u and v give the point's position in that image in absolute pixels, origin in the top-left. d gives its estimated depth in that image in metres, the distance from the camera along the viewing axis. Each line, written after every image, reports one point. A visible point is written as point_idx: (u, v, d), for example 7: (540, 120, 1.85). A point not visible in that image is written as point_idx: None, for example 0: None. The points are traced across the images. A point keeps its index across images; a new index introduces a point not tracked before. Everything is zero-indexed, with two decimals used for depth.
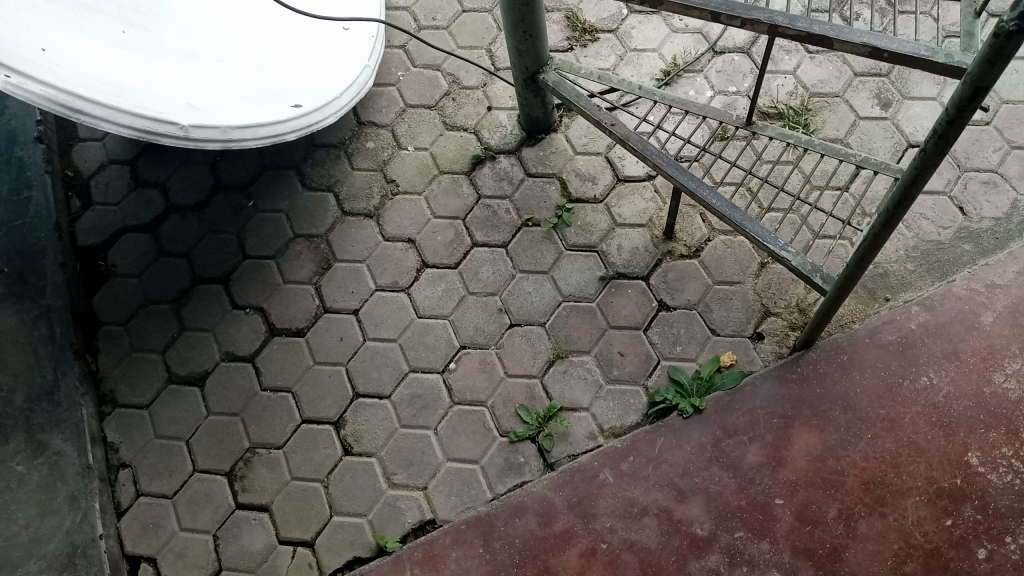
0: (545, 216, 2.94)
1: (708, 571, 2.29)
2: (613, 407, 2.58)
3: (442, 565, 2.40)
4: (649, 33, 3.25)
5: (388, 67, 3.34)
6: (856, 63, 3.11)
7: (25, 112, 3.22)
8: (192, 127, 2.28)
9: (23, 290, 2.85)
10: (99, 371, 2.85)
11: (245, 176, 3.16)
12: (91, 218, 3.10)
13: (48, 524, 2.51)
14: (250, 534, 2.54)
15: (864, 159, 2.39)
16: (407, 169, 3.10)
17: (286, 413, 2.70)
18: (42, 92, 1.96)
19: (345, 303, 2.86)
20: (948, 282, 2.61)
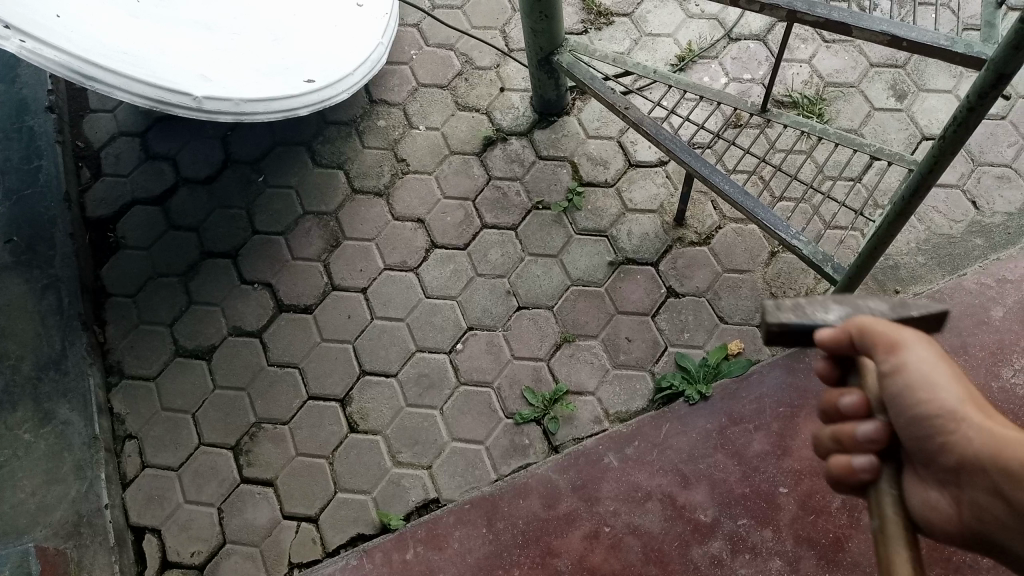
0: (555, 199, 2.93)
1: (710, 557, 2.29)
2: (619, 392, 2.58)
3: (445, 543, 2.40)
4: (665, 18, 3.23)
5: (401, 45, 3.33)
6: (872, 53, 3.09)
7: (36, 80, 3.20)
8: (205, 98, 2.27)
9: (32, 259, 2.85)
10: (107, 343, 2.85)
11: (255, 152, 3.15)
12: (100, 189, 3.09)
13: (54, 493, 2.51)
14: (254, 508, 2.55)
15: (878, 150, 2.34)
16: (418, 148, 3.09)
17: (292, 389, 2.71)
18: (56, 58, 1.95)
19: (354, 281, 2.86)
20: (958, 276, 2.61)
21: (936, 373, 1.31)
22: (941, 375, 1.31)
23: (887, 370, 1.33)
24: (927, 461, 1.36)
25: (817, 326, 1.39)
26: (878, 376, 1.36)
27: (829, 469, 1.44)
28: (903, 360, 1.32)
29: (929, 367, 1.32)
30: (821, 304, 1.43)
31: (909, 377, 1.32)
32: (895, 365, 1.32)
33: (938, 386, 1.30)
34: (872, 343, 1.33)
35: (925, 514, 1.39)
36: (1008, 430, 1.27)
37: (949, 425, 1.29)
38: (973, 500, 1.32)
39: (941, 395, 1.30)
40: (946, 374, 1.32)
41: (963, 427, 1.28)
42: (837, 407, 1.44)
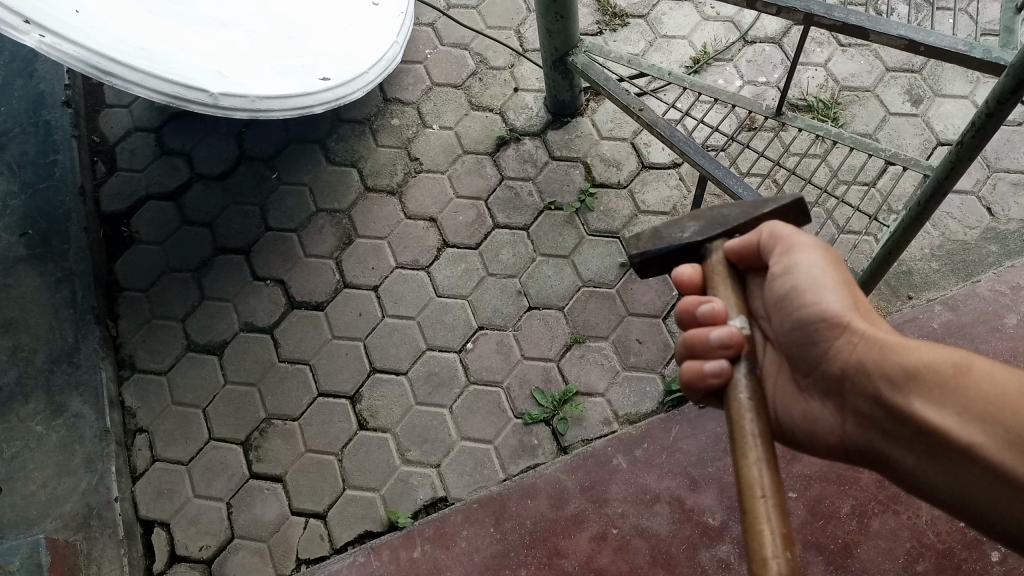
0: (568, 200, 2.93)
1: (718, 561, 2.28)
2: (629, 394, 2.58)
3: (452, 542, 2.40)
4: (680, 20, 3.22)
5: (416, 44, 3.33)
6: (889, 58, 3.08)
7: (53, 75, 3.23)
8: (221, 95, 2.28)
9: (47, 252, 2.87)
10: (119, 336, 2.86)
11: (270, 149, 3.16)
12: (115, 184, 3.11)
13: (64, 485, 2.52)
14: (263, 504, 2.56)
15: (894, 155, 2.32)
16: (431, 147, 3.10)
17: (302, 386, 2.72)
18: (75, 53, 1.96)
19: (365, 279, 2.87)
20: (972, 282, 2.59)
21: (823, 278, 1.54)
22: (832, 282, 1.54)
23: (780, 276, 1.57)
24: (813, 362, 1.60)
25: (675, 245, 1.70)
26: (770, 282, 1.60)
27: (682, 373, 1.57)
28: (792, 263, 1.56)
29: (817, 273, 1.55)
30: (678, 226, 1.73)
31: (799, 282, 1.55)
32: (784, 266, 1.56)
33: (824, 291, 1.53)
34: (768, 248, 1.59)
35: (811, 416, 1.68)
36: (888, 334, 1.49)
37: (840, 327, 1.50)
38: (852, 402, 1.56)
39: (828, 300, 1.52)
40: (835, 283, 1.54)
41: (846, 328, 1.50)
42: (695, 313, 1.59)
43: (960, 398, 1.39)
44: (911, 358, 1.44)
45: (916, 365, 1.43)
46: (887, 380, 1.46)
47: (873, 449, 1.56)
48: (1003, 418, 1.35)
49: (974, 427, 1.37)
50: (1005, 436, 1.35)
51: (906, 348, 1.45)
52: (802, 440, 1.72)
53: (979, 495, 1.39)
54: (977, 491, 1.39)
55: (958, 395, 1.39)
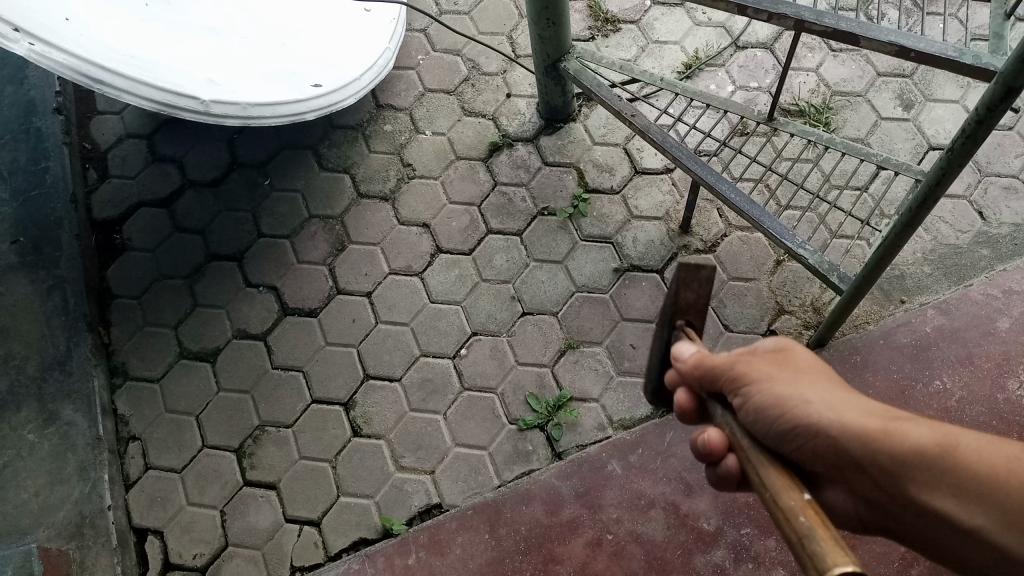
0: (561, 206, 2.93)
1: (713, 566, 2.29)
2: (623, 399, 2.58)
3: (447, 549, 2.40)
4: (672, 25, 3.23)
5: (408, 50, 3.33)
6: (879, 63, 3.09)
7: (44, 82, 3.21)
8: (212, 102, 2.27)
9: (38, 260, 2.86)
10: (111, 344, 2.85)
11: (262, 155, 3.15)
12: (107, 190, 3.10)
13: (57, 494, 2.51)
14: (257, 512, 2.55)
15: (885, 160, 2.33)
16: (424, 153, 3.09)
17: (296, 393, 2.71)
18: (66, 61, 1.95)
19: (358, 285, 2.86)
20: (964, 286, 2.60)
21: (795, 382, 1.45)
22: (798, 392, 1.43)
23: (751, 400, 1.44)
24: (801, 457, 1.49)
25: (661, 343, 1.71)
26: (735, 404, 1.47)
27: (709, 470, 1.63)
28: (755, 377, 1.45)
29: (786, 383, 1.44)
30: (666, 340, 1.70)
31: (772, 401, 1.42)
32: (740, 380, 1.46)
33: (803, 401, 1.42)
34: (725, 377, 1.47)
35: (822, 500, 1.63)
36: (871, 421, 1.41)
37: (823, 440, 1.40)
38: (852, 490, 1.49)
39: (805, 411, 1.41)
40: (810, 387, 1.44)
41: (836, 437, 1.39)
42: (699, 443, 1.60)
43: (953, 480, 1.38)
44: (903, 450, 1.38)
45: (912, 460, 1.38)
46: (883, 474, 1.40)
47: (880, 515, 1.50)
48: (999, 495, 1.36)
49: (970, 502, 1.38)
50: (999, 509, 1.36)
51: (896, 442, 1.38)
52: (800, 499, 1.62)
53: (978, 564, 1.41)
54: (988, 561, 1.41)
55: (950, 478, 1.38)
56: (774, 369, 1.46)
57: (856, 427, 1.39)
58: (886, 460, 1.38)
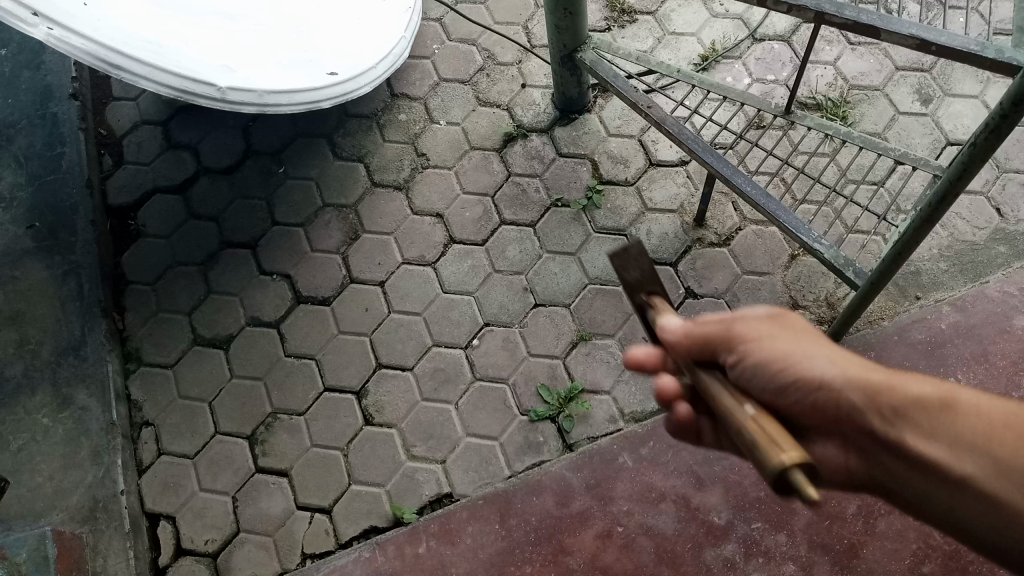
0: (575, 197, 2.93)
1: (723, 560, 2.29)
2: (635, 391, 2.58)
3: (458, 539, 2.41)
4: (689, 16, 3.21)
5: (423, 39, 3.32)
6: (898, 57, 3.06)
7: (61, 67, 3.22)
8: (228, 89, 2.27)
9: (54, 245, 2.87)
10: (125, 330, 2.87)
11: (277, 143, 3.15)
12: (122, 177, 3.11)
13: (71, 478, 2.53)
14: (269, 498, 2.56)
15: (903, 154, 2.31)
16: (438, 143, 3.09)
17: (308, 381, 2.72)
18: (83, 46, 1.96)
19: (371, 274, 2.87)
20: (980, 283, 2.59)
21: (790, 339, 1.46)
22: (792, 348, 1.45)
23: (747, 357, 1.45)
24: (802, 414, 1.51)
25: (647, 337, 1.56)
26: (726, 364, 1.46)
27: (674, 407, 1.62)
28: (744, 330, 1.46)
29: (783, 341, 1.46)
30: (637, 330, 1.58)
31: (769, 353, 1.44)
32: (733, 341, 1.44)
33: (802, 357, 1.43)
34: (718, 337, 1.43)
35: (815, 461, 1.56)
36: (869, 373, 1.41)
37: (818, 390, 1.42)
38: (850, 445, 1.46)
39: (803, 366, 1.43)
40: (809, 345, 1.46)
41: (830, 386, 1.41)
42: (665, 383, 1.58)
43: (953, 433, 1.33)
44: (900, 402, 1.37)
45: (912, 409, 1.36)
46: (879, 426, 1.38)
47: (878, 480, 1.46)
48: (994, 448, 1.30)
49: (970, 459, 1.31)
50: (1001, 464, 1.29)
51: (894, 394, 1.38)
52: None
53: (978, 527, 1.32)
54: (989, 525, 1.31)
55: (950, 430, 1.34)
56: (769, 327, 1.48)
57: (851, 380, 1.40)
58: (884, 412, 1.37)
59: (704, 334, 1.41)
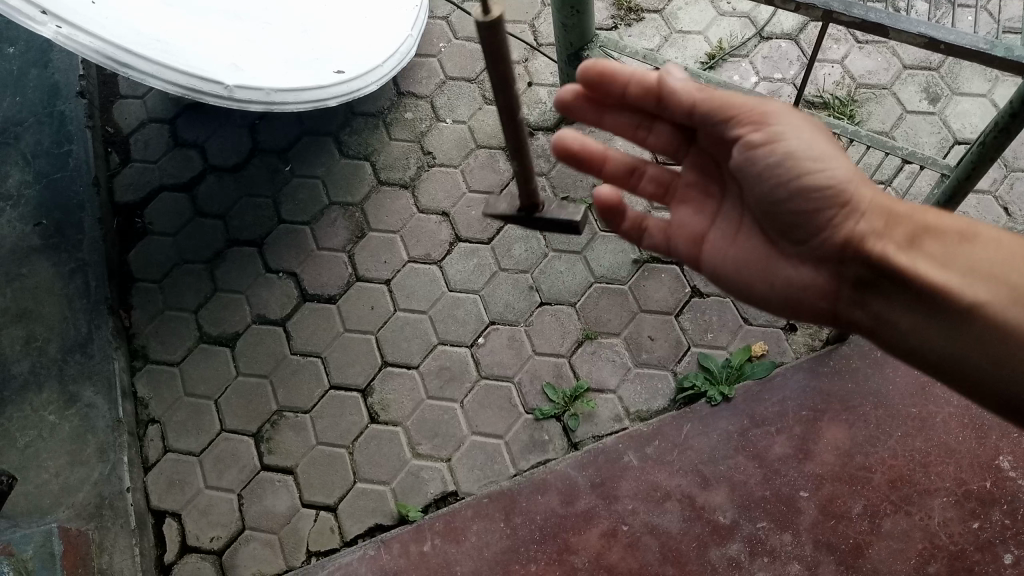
0: (581, 196, 2.92)
1: (728, 559, 2.29)
2: (641, 390, 2.57)
3: (463, 537, 2.41)
4: (695, 15, 3.21)
5: (430, 38, 3.32)
6: (906, 55, 3.05)
7: (68, 65, 3.23)
8: (236, 87, 2.27)
9: (61, 242, 2.88)
10: (132, 327, 2.87)
11: (283, 141, 3.16)
12: (129, 175, 3.12)
13: (77, 474, 2.53)
14: (274, 496, 2.57)
15: (911, 154, 2.29)
16: (444, 141, 3.09)
17: (314, 379, 2.72)
18: (91, 44, 1.96)
19: (377, 273, 2.87)
20: None
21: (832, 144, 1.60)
22: (835, 148, 1.59)
23: (774, 138, 1.56)
24: (807, 236, 1.61)
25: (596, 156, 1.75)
26: (744, 144, 1.59)
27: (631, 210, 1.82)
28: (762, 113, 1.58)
29: (815, 137, 1.58)
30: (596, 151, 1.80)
31: (796, 143, 1.56)
32: (762, 135, 1.56)
33: (829, 158, 1.56)
34: (740, 116, 1.59)
35: (793, 281, 1.67)
36: (891, 201, 1.58)
37: (850, 194, 1.56)
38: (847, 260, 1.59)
39: (834, 164, 1.56)
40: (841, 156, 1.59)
41: (857, 194, 1.56)
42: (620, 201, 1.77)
43: (966, 255, 1.51)
44: (925, 225, 1.56)
45: (940, 231, 1.55)
46: (903, 237, 1.55)
47: (869, 315, 1.60)
48: (1006, 276, 1.47)
49: (984, 285, 1.47)
50: (1004, 288, 1.46)
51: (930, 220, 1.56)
52: (784, 308, 1.71)
53: (967, 354, 1.48)
54: (976, 352, 1.47)
55: (965, 257, 1.50)
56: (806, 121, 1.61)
57: (876, 195, 1.57)
58: (906, 231, 1.56)
59: (726, 98, 1.60)
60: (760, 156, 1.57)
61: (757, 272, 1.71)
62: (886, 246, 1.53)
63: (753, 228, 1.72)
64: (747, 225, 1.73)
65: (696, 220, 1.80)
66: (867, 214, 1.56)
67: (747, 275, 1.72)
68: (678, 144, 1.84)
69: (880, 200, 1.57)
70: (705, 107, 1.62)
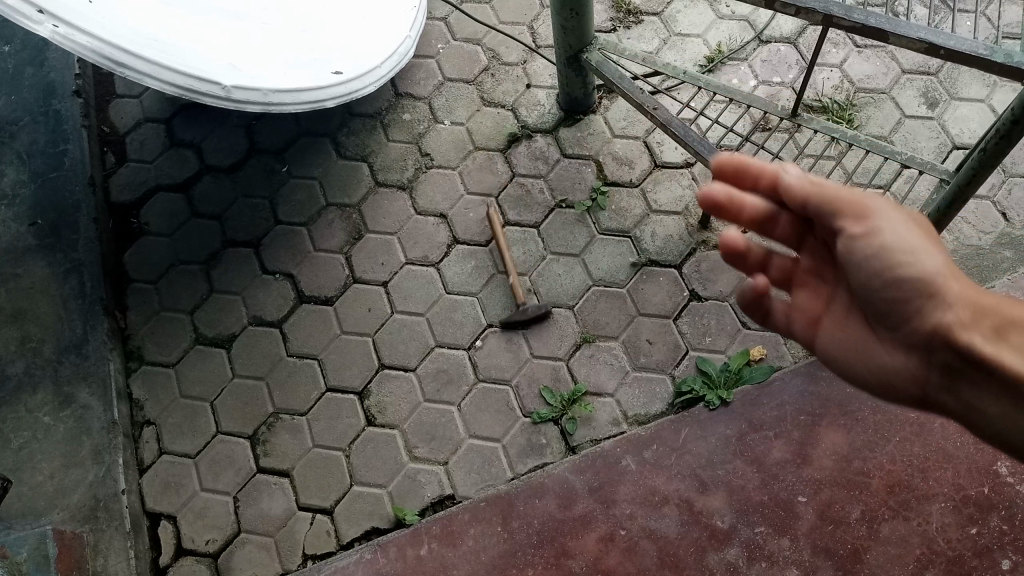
0: (580, 199, 2.92)
1: (726, 564, 2.28)
2: (639, 394, 2.57)
3: (460, 541, 2.40)
4: (695, 17, 3.20)
5: (428, 38, 3.31)
6: (904, 60, 3.05)
7: (64, 64, 3.21)
8: (234, 87, 2.26)
9: (56, 242, 2.86)
10: (127, 328, 2.86)
11: (280, 142, 3.14)
12: (125, 175, 3.10)
13: (71, 477, 2.52)
14: (270, 498, 2.55)
15: (910, 158, 2.29)
16: (442, 143, 3.08)
17: (310, 381, 2.71)
18: (89, 44, 1.95)
19: (375, 275, 2.86)
20: (986, 288, 2.58)
21: (928, 235, 1.43)
22: (925, 241, 1.41)
23: (872, 233, 1.40)
24: (898, 322, 1.46)
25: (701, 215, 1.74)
26: (843, 236, 1.44)
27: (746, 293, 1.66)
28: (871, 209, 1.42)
29: (911, 233, 1.41)
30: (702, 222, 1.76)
31: (892, 237, 1.40)
32: (859, 229, 1.41)
33: (921, 250, 1.40)
34: (844, 209, 1.43)
35: (881, 369, 1.51)
36: (981, 294, 1.43)
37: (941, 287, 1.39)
38: (936, 352, 1.42)
39: (929, 257, 1.40)
40: (938, 247, 1.43)
41: (949, 288, 1.39)
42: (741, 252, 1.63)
43: None
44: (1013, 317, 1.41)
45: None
46: (990, 325, 1.40)
47: (961, 404, 1.44)
48: None
49: None
50: None
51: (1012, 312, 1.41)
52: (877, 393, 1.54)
53: None
54: None
55: None
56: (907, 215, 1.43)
57: (963, 285, 1.41)
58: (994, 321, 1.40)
59: (829, 192, 1.43)
60: (857, 251, 1.42)
61: (844, 359, 1.57)
62: (979, 341, 1.37)
63: (854, 318, 1.56)
64: (852, 315, 1.56)
65: (809, 307, 1.64)
66: (957, 305, 1.39)
67: (841, 359, 1.58)
68: (799, 234, 1.64)
69: (969, 293, 1.40)
70: (812, 204, 1.46)
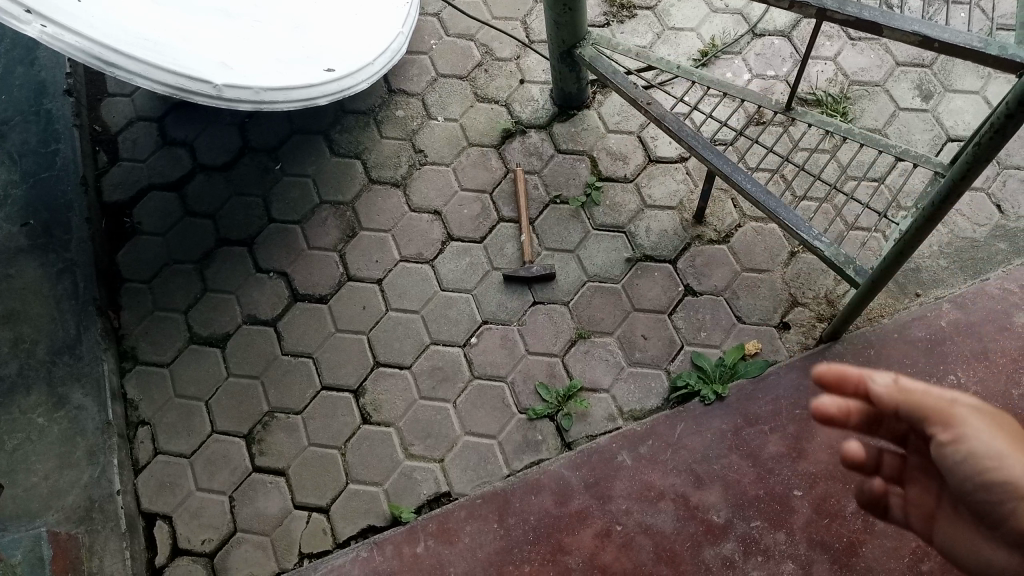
0: (574, 194, 2.91)
1: (722, 559, 2.28)
2: (634, 390, 2.57)
3: (456, 538, 2.39)
4: (688, 11, 3.19)
5: (421, 34, 3.30)
6: (899, 52, 3.04)
7: (55, 63, 3.20)
8: (225, 86, 2.25)
9: (48, 243, 2.85)
10: (121, 328, 2.85)
11: (273, 139, 3.13)
12: (117, 174, 3.09)
13: (66, 478, 2.51)
14: (266, 497, 2.55)
15: (904, 151, 2.30)
16: (436, 139, 3.07)
17: (305, 379, 2.70)
18: (77, 43, 1.94)
19: (369, 272, 2.85)
20: (980, 280, 2.57)
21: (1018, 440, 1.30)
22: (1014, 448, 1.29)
23: (960, 440, 1.31)
24: (996, 523, 1.35)
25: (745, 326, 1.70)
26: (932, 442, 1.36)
27: (862, 491, 1.66)
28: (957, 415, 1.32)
29: (1002, 439, 1.29)
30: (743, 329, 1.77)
31: (981, 443, 1.29)
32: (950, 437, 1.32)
33: (1010, 455, 1.28)
34: (931, 417, 1.34)
35: (991, 564, 1.39)
36: None
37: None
38: None
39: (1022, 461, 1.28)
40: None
41: None
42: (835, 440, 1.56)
43: None
44: None
45: None
46: None
47: None
48: None
49: None
50: None
51: None
52: None
53: None
54: None
55: None
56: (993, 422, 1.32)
57: None
58: None
59: (920, 401, 1.34)
60: (946, 455, 1.34)
61: (958, 552, 1.48)
62: None
63: (963, 513, 1.47)
64: (961, 512, 1.48)
65: (923, 502, 1.57)
66: None
67: (959, 550, 1.48)
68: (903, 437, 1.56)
69: None
70: (903, 414, 1.36)
